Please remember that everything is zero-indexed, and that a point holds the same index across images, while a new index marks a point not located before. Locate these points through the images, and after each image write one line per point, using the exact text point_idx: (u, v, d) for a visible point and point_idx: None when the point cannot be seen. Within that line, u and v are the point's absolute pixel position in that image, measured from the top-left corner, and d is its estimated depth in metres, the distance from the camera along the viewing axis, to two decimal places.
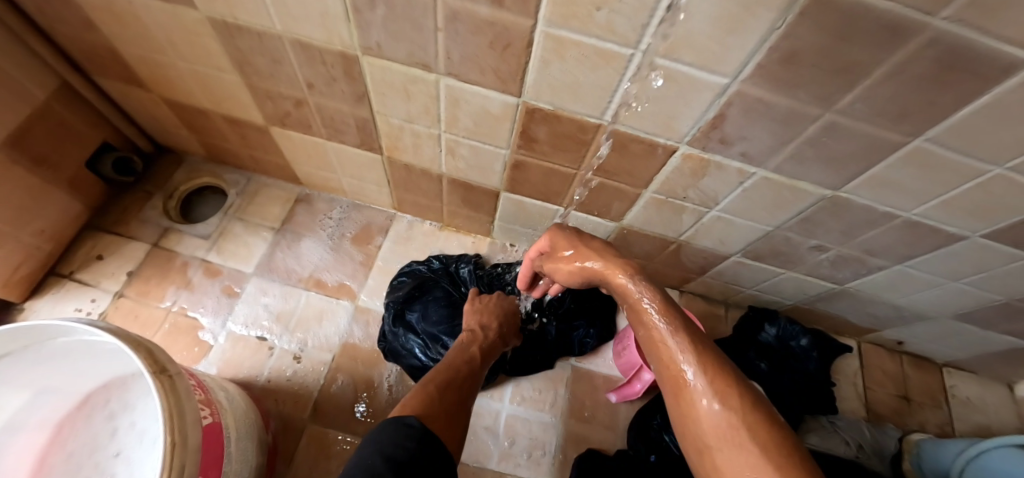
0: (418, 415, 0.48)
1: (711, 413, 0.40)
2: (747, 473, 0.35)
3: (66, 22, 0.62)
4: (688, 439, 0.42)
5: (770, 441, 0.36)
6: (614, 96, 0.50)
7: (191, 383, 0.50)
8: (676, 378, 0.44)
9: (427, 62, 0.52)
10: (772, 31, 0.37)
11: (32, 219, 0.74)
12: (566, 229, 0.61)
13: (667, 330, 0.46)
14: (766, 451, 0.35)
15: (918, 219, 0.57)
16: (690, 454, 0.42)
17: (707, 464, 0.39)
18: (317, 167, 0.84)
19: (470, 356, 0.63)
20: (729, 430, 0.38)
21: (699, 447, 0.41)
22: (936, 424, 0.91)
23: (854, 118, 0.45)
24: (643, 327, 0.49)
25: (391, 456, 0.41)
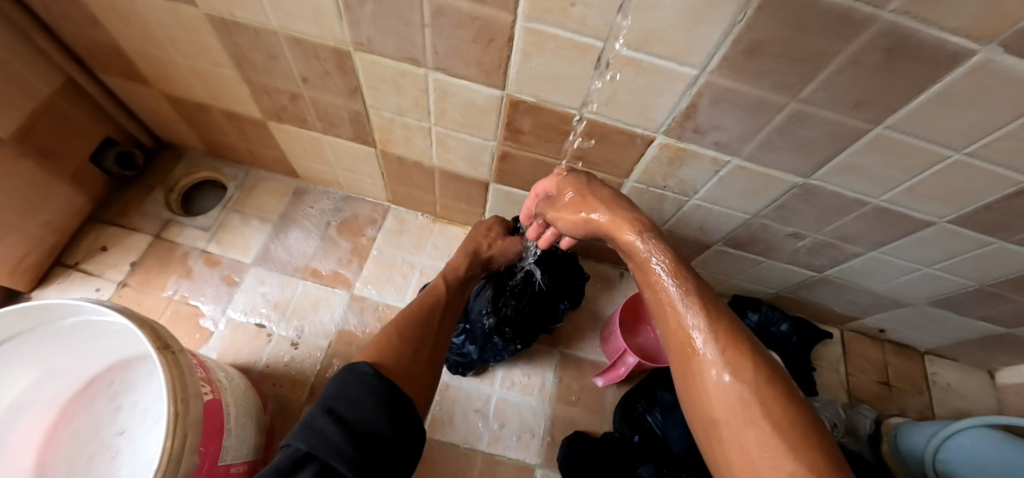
0: (370, 361, 0.51)
1: (721, 383, 0.41)
2: (755, 445, 0.37)
3: (71, 20, 0.64)
4: (693, 407, 0.44)
5: (778, 415, 0.38)
6: (592, 88, 0.53)
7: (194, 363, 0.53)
8: (687, 343, 0.45)
9: (415, 56, 0.55)
10: (733, 25, 0.40)
11: (38, 211, 0.77)
12: (573, 175, 0.62)
13: (678, 294, 0.47)
14: (776, 428, 0.37)
15: (887, 205, 0.60)
16: (695, 422, 0.44)
17: (713, 432, 0.41)
18: (313, 160, 0.86)
19: (434, 294, 0.67)
20: (739, 401, 0.39)
21: (706, 417, 0.42)
22: (917, 409, 0.94)
23: (817, 107, 0.47)
24: (653, 290, 0.50)
25: (337, 415, 0.44)
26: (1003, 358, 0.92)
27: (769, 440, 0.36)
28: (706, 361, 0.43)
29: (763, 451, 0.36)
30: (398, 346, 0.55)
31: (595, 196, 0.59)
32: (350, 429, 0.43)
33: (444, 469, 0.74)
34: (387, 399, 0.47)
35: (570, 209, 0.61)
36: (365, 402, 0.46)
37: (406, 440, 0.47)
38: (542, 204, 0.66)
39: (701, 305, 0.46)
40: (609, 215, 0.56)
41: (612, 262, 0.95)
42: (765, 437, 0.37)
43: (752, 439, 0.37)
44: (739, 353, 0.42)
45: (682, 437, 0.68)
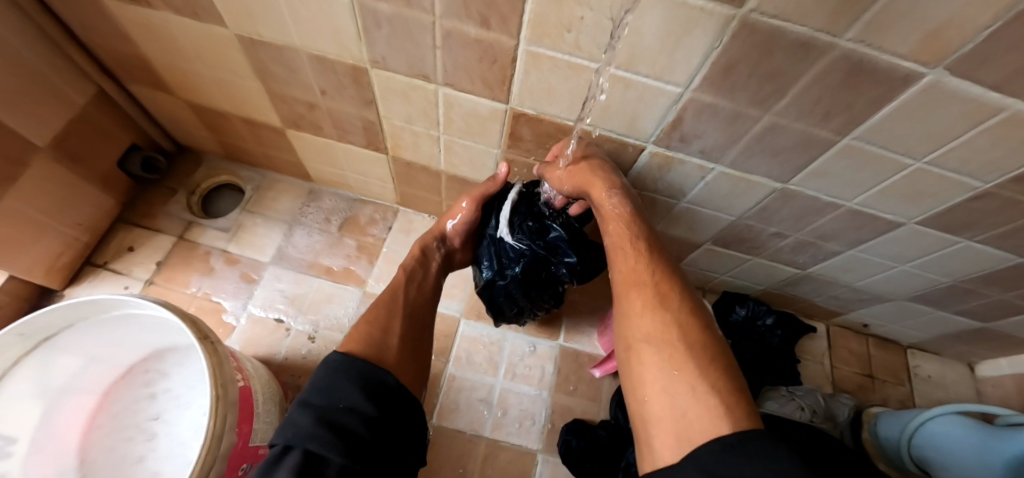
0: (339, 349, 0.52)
1: (651, 310, 0.49)
2: (666, 355, 0.44)
3: (107, 36, 0.70)
4: (623, 336, 0.51)
5: (691, 335, 0.46)
6: (587, 103, 0.58)
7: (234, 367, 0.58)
8: (634, 284, 0.53)
9: (426, 72, 0.60)
10: (710, 49, 0.45)
11: (70, 213, 0.83)
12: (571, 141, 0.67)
13: (634, 243, 0.58)
14: (687, 346, 0.44)
15: (859, 207, 0.65)
16: (621, 342, 0.51)
17: (634, 347, 0.48)
18: (327, 165, 0.91)
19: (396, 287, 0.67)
20: (663, 329, 0.47)
21: (632, 337, 0.50)
22: (898, 399, 0.99)
23: (789, 120, 0.53)
24: (616, 239, 0.61)
25: (309, 403, 0.45)
26: (980, 351, 0.97)
27: (679, 359, 0.43)
28: (646, 297, 0.51)
29: (673, 364, 0.43)
30: (370, 328, 0.58)
31: (584, 164, 0.64)
32: (322, 412, 0.44)
33: (451, 453, 0.79)
34: (360, 378, 0.48)
35: (563, 174, 0.66)
36: (343, 388, 0.46)
37: (396, 418, 0.48)
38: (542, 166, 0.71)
39: (649, 254, 0.56)
40: (591, 176, 0.62)
41: None
42: (675, 356, 0.44)
43: (666, 358, 0.44)
44: (673, 294, 0.50)
45: None
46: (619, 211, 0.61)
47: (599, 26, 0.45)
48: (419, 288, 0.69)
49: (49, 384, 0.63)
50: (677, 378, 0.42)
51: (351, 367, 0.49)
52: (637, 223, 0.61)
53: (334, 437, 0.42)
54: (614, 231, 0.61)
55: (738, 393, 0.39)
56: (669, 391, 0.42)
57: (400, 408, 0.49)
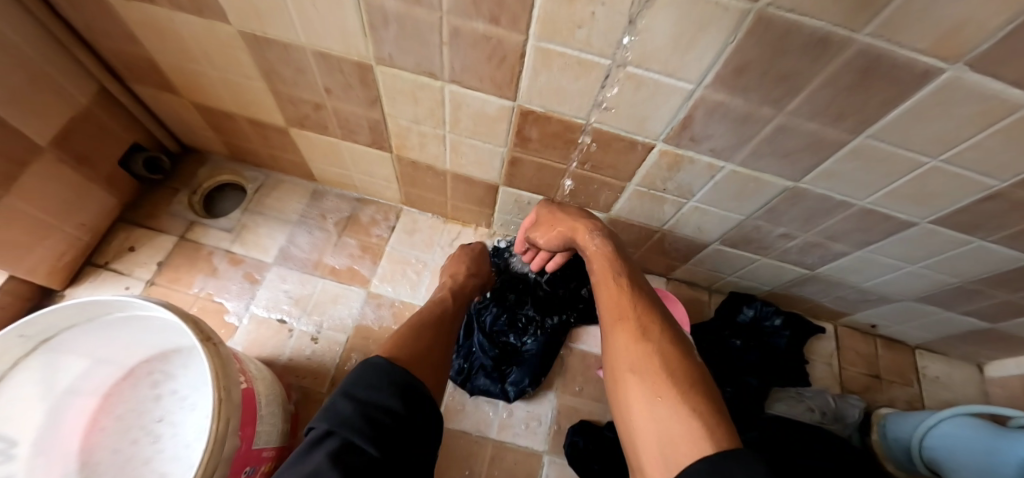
0: (383, 356, 0.53)
1: (635, 340, 0.49)
2: (651, 386, 0.44)
3: (109, 34, 0.69)
4: (610, 367, 0.50)
5: (675, 365, 0.45)
6: (597, 100, 0.57)
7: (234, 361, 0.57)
8: (616, 312, 0.54)
9: (433, 70, 0.59)
10: (725, 45, 0.44)
11: (74, 212, 0.82)
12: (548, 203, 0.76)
13: (616, 277, 0.59)
14: (671, 376, 0.44)
15: (872, 207, 0.64)
16: (609, 378, 0.50)
17: (620, 381, 0.48)
18: (330, 164, 0.91)
19: (442, 300, 0.73)
20: (646, 358, 0.47)
21: (617, 371, 0.49)
22: (905, 400, 0.98)
23: (803, 119, 0.52)
24: (599, 275, 0.62)
25: (354, 396, 0.47)
26: (989, 352, 0.96)
27: (662, 382, 0.44)
28: (627, 323, 0.51)
29: (659, 395, 0.43)
30: (429, 338, 0.62)
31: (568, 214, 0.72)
32: (359, 403, 0.46)
33: (457, 454, 0.78)
34: (398, 382, 0.49)
35: (552, 221, 0.73)
36: (377, 382, 0.48)
37: (419, 420, 0.48)
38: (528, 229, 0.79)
39: (629, 287, 0.57)
40: (576, 223, 0.69)
41: None
42: (658, 379, 0.44)
43: (648, 382, 0.44)
44: (654, 321, 0.51)
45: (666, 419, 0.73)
46: (602, 249, 0.65)
47: (610, 21, 0.44)
48: (456, 302, 0.75)
49: (54, 385, 0.62)
50: (659, 400, 0.42)
51: (396, 371, 0.50)
52: (617, 260, 0.64)
53: (370, 428, 0.44)
54: (597, 266, 0.64)
55: (718, 415, 0.40)
56: (655, 419, 0.41)
57: (421, 416, 0.49)
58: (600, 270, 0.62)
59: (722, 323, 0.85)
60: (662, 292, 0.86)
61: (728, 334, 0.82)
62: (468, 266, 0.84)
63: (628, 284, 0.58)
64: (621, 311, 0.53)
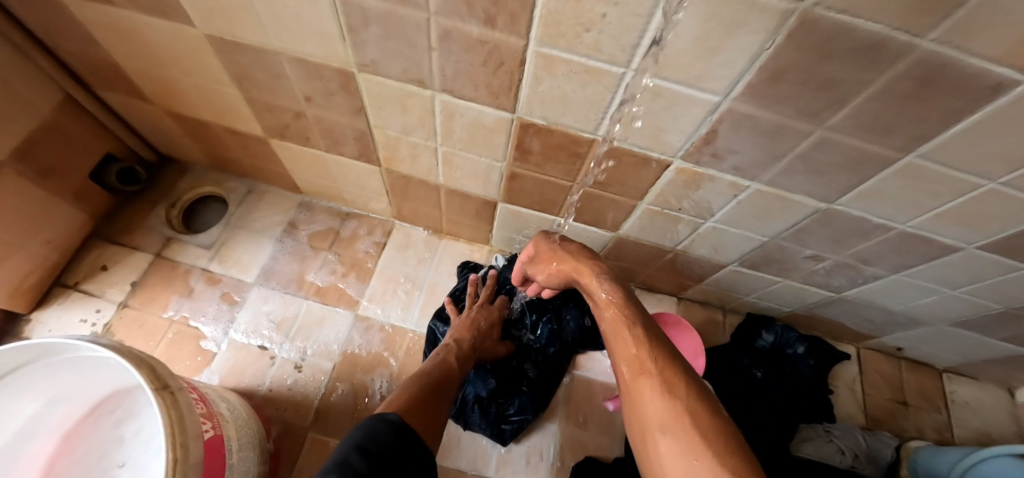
0: (399, 411, 0.51)
1: (657, 399, 0.42)
2: (691, 457, 0.37)
3: (70, 37, 0.63)
4: (637, 427, 0.44)
5: (710, 427, 0.39)
6: (606, 112, 0.51)
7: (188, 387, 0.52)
8: (632, 363, 0.47)
9: (422, 78, 0.52)
10: (760, 52, 0.37)
11: (40, 229, 0.75)
12: (546, 237, 0.70)
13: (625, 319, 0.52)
14: (707, 441, 0.38)
15: (913, 230, 0.57)
16: (636, 441, 0.44)
17: (651, 447, 0.41)
18: (316, 176, 0.84)
19: (446, 365, 0.65)
20: (675, 419, 0.40)
21: (645, 435, 0.43)
22: (934, 429, 0.91)
23: (845, 134, 0.45)
24: (606, 319, 0.55)
25: (366, 448, 0.44)
26: None
27: (704, 452, 0.37)
28: (652, 381, 0.44)
29: (699, 465, 0.36)
30: (436, 412, 0.55)
31: (568, 252, 0.65)
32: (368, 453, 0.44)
33: None
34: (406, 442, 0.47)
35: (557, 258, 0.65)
36: (386, 436, 0.46)
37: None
38: (525, 266, 0.73)
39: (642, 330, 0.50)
40: (579, 263, 0.62)
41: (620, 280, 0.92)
42: (699, 449, 0.37)
43: (689, 454, 0.37)
44: (682, 376, 0.44)
45: None
46: (609, 292, 0.57)
47: (625, 23, 0.38)
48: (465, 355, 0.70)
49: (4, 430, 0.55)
50: (701, 473, 0.36)
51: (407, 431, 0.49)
52: (628, 299, 0.57)
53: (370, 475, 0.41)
54: (604, 311, 0.56)
55: None
56: None
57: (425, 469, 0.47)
58: (609, 314, 0.55)
59: (737, 350, 0.79)
60: (674, 317, 0.79)
61: (748, 363, 0.76)
62: (473, 330, 0.74)
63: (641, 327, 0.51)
64: (637, 362, 0.47)
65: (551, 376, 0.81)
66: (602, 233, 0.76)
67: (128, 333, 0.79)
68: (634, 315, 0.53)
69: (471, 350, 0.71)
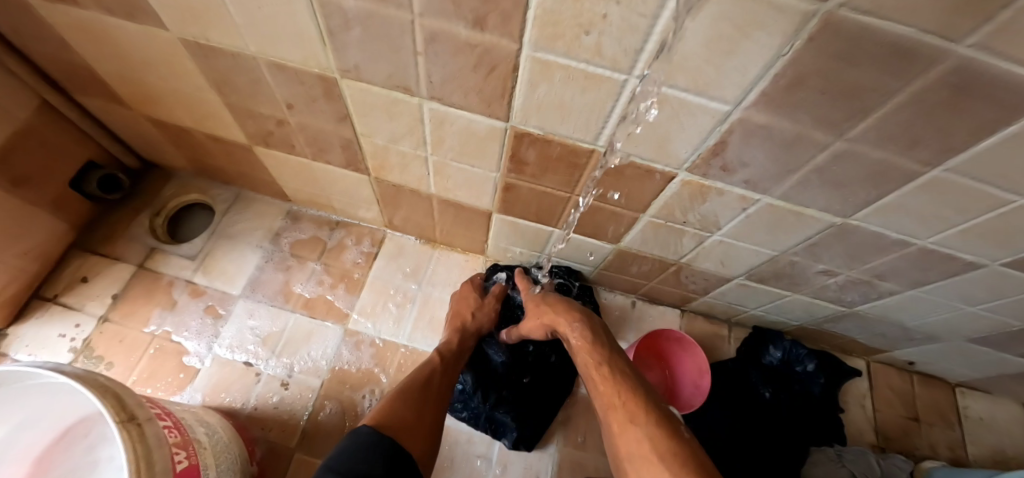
0: (374, 423, 0.50)
1: (632, 442, 0.49)
2: None
3: (40, 40, 0.59)
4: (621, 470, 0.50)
5: (678, 462, 0.45)
6: (607, 121, 0.47)
7: (155, 412, 0.49)
8: (609, 408, 0.54)
9: (409, 84, 0.49)
10: (777, 57, 0.34)
11: (17, 240, 0.72)
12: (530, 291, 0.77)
13: (598, 367, 0.59)
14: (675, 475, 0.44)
15: (934, 246, 0.53)
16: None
17: None
18: (304, 185, 0.81)
19: (433, 364, 0.64)
20: (646, 458, 0.47)
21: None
22: (947, 447, 0.87)
23: (865, 146, 0.41)
24: (585, 365, 0.61)
25: (333, 467, 0.43)
26: None
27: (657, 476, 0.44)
28: (618, 416, 0.52)
29: None
30: (421, 408, 0.56)
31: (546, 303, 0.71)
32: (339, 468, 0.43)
33: None
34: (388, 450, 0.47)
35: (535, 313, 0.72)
36: (361, 448, 0.46)
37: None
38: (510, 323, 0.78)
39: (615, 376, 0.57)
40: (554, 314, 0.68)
41: (620, 291, 0.88)
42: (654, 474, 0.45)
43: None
44: (641, 407, 0.52)
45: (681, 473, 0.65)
46: (580, 339, 0.64)
47: (628, 26, 0.34)
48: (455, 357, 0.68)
49: None
50: None
51: (387, 439, 0.48)
52: (603, 345, 0.63)
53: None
54: (581, 357, 0.63)
55: None
56: None
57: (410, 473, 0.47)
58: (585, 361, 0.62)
59: (745, 365, 0.76)
60: (679, 333, 0.74)
61: (757, 382, 0.74)
62: (454, 317, 0.75)
63: (614, 374, 0.57)
64: (613, 407, 0.53)
65: (551, 387, 0.78)
66: (602, 245, 0.73)
67: (109, 349, 0.76)
68: (605, 358, 0.60)
69: (455, 337, 0.72)
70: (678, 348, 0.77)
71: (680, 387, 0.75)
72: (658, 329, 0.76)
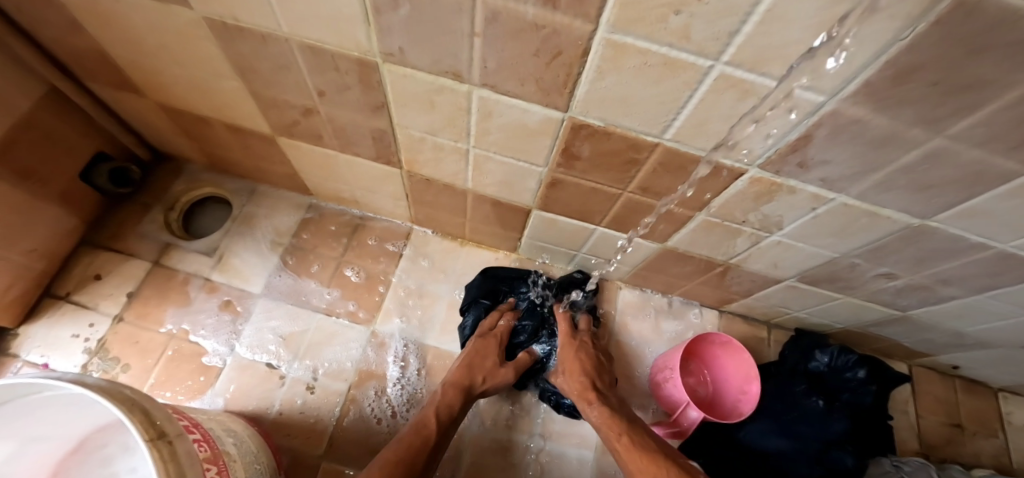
0: None
1: None
2: None
3: (48, 21, 0.55)
4: None
5: None
6: (679, 113, 0.43)
7: (183, 425, 0.46)
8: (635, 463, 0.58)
9: (458, 70, 0.44)
10: (892, 45, 0.29)
11: (25, 236, 0.68)
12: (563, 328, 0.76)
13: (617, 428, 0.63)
14: None
15: (1014, 252, 0.49)
16: None
17: None
18: (327, 178, 0.77)
19: (425, 423, 0.62)
20: None
21: None
22: (992, 455, 0.84)
23: (968, 145, 0.37)
24: (608, 424, 0.64)
25: None
26: None
27: None
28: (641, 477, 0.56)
29: None
30: None
31: (579, 352, 0.73)
32: None
33: None
34: None
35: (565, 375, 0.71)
36: None
37: None
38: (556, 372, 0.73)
39: (637, 435, 0.62)
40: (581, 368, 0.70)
41: (655, 291, 0.84)
42: None
43: None
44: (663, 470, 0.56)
45: None
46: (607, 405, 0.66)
47: (727, 7, 0.30)
48: (450, 405, 0.65)
49: None
50: None
51: None
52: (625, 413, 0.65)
53: None
54: (602, 419, 0.65)
55: None
56: None
57: None
58: (606, 421, 0.64)
59: (792, 375, 0.72)
60: (727, 337, 0.70)
61: (806, 392, 0.69)
62: (466, 370, 0.68)
63: (637, 437, 0.61)
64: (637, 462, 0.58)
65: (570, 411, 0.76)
66: (647, 244, 0.69)
67: (123, 351, 0.72)
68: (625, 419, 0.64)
69: (458, 398, 0.66)
70: (722, 351, 0.74)
71: (725, 398, 0.73)
72: (703, 333, 0.73)
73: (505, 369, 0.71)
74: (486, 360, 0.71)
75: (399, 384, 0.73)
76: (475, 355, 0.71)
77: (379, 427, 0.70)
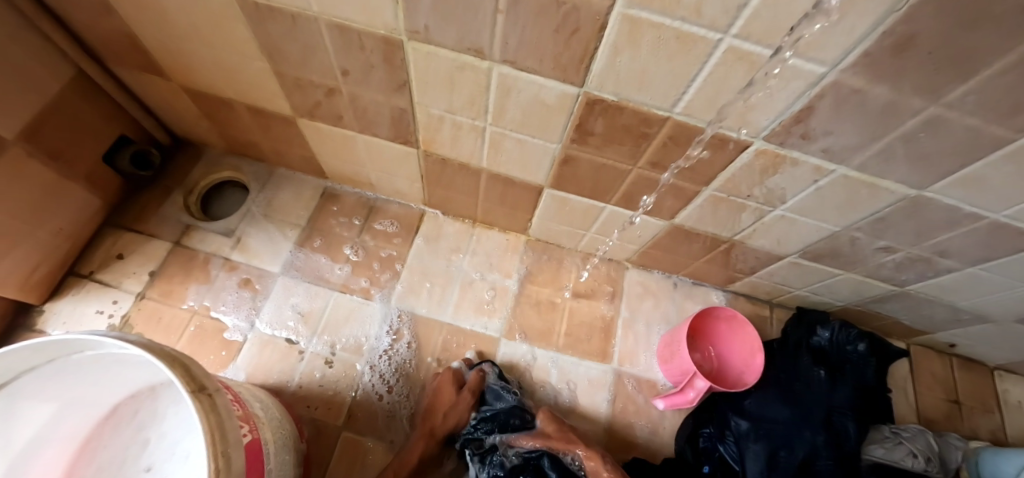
0: None
1: None
2: None
3: (81, 5, 0.57)
4: None
5: None
6: (689, 87, 0.45)
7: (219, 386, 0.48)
8: None
9: (480, 47, 0.47)
10: (886, 17, 0.32)
11: (51, 215, 0.70)
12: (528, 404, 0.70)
13: None
14: None
15: (1007, 220, 0.51)
16: None
17: None
18: (344, 160, 0.79)
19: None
20: None
21: None
22: (988, 430, 0.87)
23: (962, 112, 0.39)
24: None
25: None
26: None
27: None
28: None
29: None
30: None
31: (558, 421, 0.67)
32: None
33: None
34: None
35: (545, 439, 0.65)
36: None
37: None
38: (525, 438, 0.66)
39: None
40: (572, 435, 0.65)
41: (660, 270, 0.88)
42: None
43: None
44: None
45: (760, 454, 0.64)
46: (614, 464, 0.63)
47: None
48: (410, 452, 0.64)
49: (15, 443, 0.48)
50: None
51: None
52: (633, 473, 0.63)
53: None
54: None
55: None
56: None
57: None
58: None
59: (796, 348, 0.75)
60: (733, 311, 0.74)
61: (810, 363, 0.72)
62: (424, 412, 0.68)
63: None
64: None
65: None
66: (655, 222, 0.72)
67: (148, 327, 0.75)
68: None
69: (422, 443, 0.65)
70: (727, 326, 0.78)
71: (731, 366, 0.76)
72: (709, 307, 0.77)
73: (462, 399, 0.69)
74: (440, 395, 0.69)
75: (387, 354, 0.76)
76: (434, 395, 0.70)
77: (379, 402, 0.72)
